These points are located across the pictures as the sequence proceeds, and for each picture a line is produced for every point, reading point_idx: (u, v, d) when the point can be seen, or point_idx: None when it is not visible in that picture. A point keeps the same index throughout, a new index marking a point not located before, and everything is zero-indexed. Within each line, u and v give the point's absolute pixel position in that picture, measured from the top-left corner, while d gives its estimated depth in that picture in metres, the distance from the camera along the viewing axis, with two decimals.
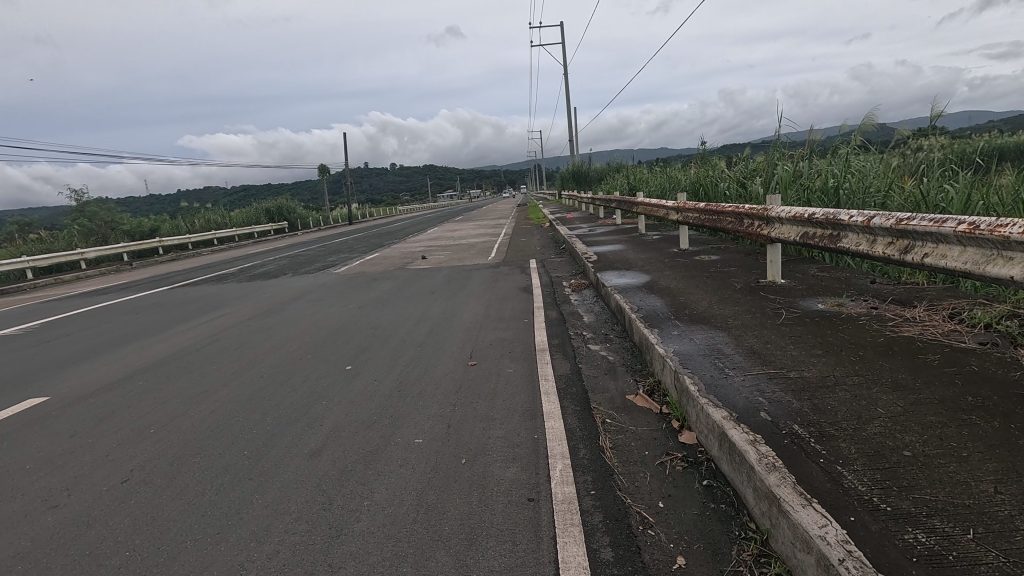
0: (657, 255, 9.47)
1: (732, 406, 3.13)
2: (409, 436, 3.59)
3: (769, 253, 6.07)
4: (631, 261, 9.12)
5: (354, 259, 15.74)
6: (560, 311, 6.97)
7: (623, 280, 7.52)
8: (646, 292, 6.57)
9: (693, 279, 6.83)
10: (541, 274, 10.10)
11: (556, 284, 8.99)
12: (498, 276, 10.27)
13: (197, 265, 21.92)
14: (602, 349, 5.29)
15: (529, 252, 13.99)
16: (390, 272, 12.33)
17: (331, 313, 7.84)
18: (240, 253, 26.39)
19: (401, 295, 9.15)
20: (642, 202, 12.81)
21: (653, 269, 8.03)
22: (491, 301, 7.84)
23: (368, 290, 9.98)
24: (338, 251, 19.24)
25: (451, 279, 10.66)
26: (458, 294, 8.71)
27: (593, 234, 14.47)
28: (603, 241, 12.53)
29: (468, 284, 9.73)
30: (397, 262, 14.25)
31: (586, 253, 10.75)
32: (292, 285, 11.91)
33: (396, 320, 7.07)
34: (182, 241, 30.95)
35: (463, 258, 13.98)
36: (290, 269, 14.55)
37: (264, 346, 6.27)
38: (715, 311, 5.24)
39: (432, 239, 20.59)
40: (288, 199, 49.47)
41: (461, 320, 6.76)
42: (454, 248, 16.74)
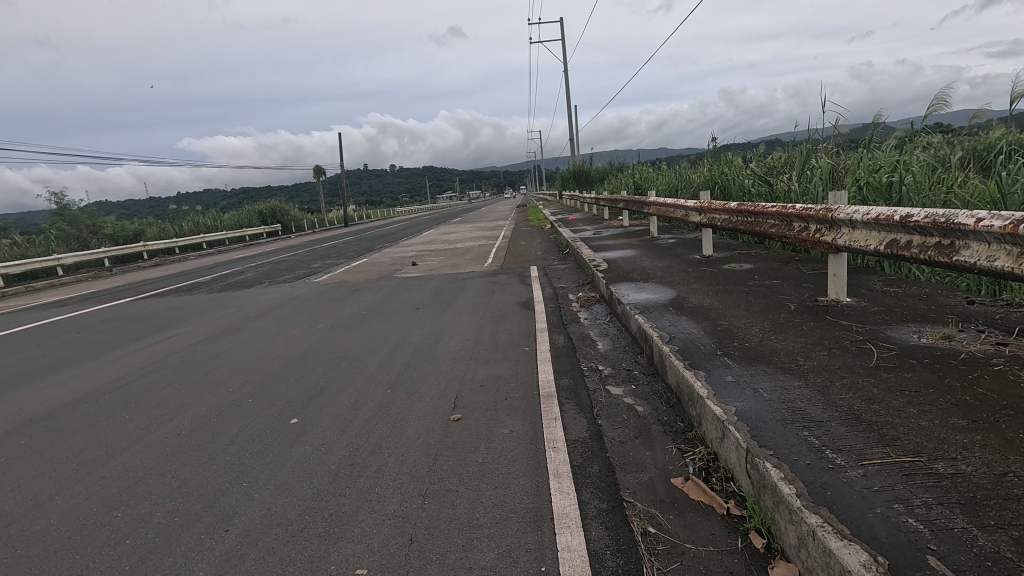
0: (677, 262, 8.25)
1: (871, 539, 1.89)
2: (349, 559, 2.36)
3: (831, 264, 4.85)
4: (648, 269, 7.89)
5: (339, 265, 14.54)
6: (567, 335, 5.74)
7: (642, 295, 6.29)
8: (674, 311, 5.34)
9: (731, 296, 5.59)
10: (543, 284, 8.84)
11: (561, 297, 7.76)
12: (494, 287, 9.05)
13: (177, 271, 20.72)
14: (626, 395, 4.04)
15: (529, 257, 12.77)
16: (375, 282, 11.10)
17: (295, 336, 6.63)
18: (226, 258, 25.26)
19: (382, 310, 7.91)
20: (655, 201, 11.53)
21: (677, 280, 6.80)
22: (484, 319, 6.62)
23: (346, 304, 8.76)
24: (325, 255, 18.05)
25: (441, 290, 9.43)
26: (446, 309, 7.48)
27: (599, 238, 13.25)
28: (612, 246, 11.28)
29: (460, 296, 8.49)
30: (385, 269, 13.01)
31: (593, 260, 9.52)
32: (265, 296, 10.69)
33: (369, 345, 5.84)
34: (167, 245, 29.74)
35: (457, 264, 12.76)
36: (269, 278, 13.31)
37: (202, 383, 5.07)
38: (774, 344, 3.98)
39: (426, 242, 19.39)
40: (282, 201, 48.22)
41: (447, 346, 5.55)
42: (448, 252, 15.48)
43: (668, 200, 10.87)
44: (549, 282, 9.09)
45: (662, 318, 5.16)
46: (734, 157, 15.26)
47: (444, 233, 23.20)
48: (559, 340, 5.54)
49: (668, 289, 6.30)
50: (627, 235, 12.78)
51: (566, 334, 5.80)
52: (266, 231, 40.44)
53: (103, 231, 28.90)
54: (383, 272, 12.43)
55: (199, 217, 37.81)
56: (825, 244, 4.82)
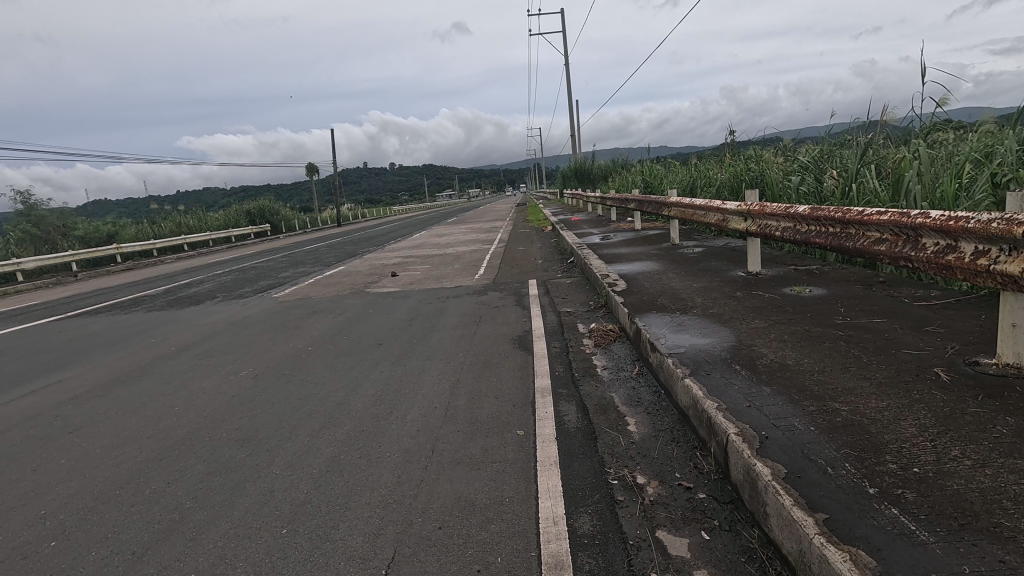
0: (716, 281, 6.43)
1: None
2: None
3: (1006, 311, 3.02)
4: (680, 291, 6.08)
5: (310, 275, 12.75)
6: (580, 403, 3.90)
7: (684, 336, 4.48)
8: (744, 373, 3.51)
9: (824, 348, 3.75)
10: (543, 308, 6.99)
11: (567, 328, 5.94)
12: (484, 311, 7.21)
13: (142, 277, 19.01)
14: (696, 566, 2.20)
15: (528, 267, 10.97)
16: (342, 299, 9.26)
17: (202, 391, 4.82)
18: (202, 262, 23.55)
19: (335, 345, 6.08)
20: (675, 202, 9.71)
21: (728, 313, 4.96)
22: (463, 368, 4.79)
23: (296, 333, 6.93)
24: (301, 262, 16.27)
25: (417, 313, 7.63)
26: (417, 347, 5.65)
27: (609, 244, 11.47)
28: (628, 256, 9.41)
29: (438, 325, 6.64)
30: (359, 281, 11.17)
31: (605, 275, 7.72)
32: (209, 317, 8.90)
33: (294, 418, 4.02)
34: (143, 248, 27.95)
35: (443, 274, 10.96)
36: (225, 291, 11.47)
37: (13, 491, 3.26)
38: (978, 476, 2.13)
39: (414, 246, 17.64)
40: (271, 201, 46.29)
41: (403, 424, 3.72)
42: (436, 260, 13.61)
43: (693, 199, 8.97)
44: (552, 304, 7.23)
45: (728, 388, 3.32)
46: (764, 151, 13.34)
47: (437, 236, 21.33)
48: (570, 415, 3.70)
49: (721, 331, 4.47)
50: (642, 241, 10.92)
51: (579, 401, 3.96)
52: (253, 231, 38.57)
53: (73, 233, 27.12)
54: (356, 286, 10.59)
55: (181, 217, 35.95)
56: (1005, 279, 2.96)
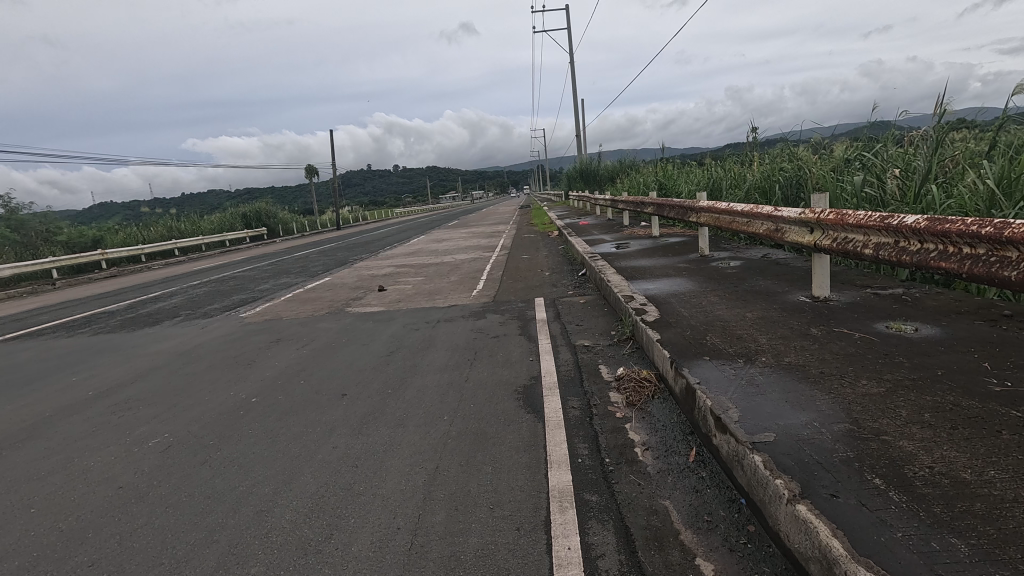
0: (775, 309, 5.06)
1: None
2: None
3: None
4: (732, 324, 4.71)
5: (290, 288, 11.44)
6: (621, 526, 2.54)
7: (762, 405, 3.10)
8: (898, 500, 2.13)
9: (1010, 446, 2.36)
10: (554, 341, 5.60)
11: (588, 374, 4.57)
12: (479, 342, 5.84)
13: (119, 286, 17.80)
14: None
15: (534, 281, 9.62)
16: (316, 319, 7.91)
17: (84, 476, 3.47)
18: (188, 269, 22.37)
19: (286, 393, 4.72)
20: (704, 205, 8.32)
21: (814, 366, 3.58)
22: (446, 446, 3.42)
23: (247, 370, 5.58)
24: (286, 271, 14.97)
25: (400, 341, 6.28)
26: (390, 402, 4.28)
27: (625, 253, 10.13)
28: (652, 270, 8.00)
29: (421, 363, 5.27)
30: (342, 298, 9.80)
31: (629, 296, 6.35)
32: (159, 342, 7.57)
33: (183, 542, 2.66)
34: (130, 254, 26.72)
35: (437, 289, 9.62)
36: (190, 308, 10.15)
37: None
38: None
39: (410, 253, 16.34)
40: (268, 203, 45.10)
41: (341, 570, 2.35)
42: (430, 270, 12.23)
43: (726, 202, 7.58)
44: (565, 335, 5.85)
45: (886, 535, 1.93)
46: (797, 152, 11.94)
47: (435, 241, 19.99)
48: (607, 557, 2.33)
49: (818, 400, 3.07)
50: (664, 252, 9.52)
51: (619, 520, 2.59)
52: (248, 235, 37.34)
53: (56, 238, 26.00)
54: (337, 304, 9.23)
55: (173, 221, 34.75)
56: None
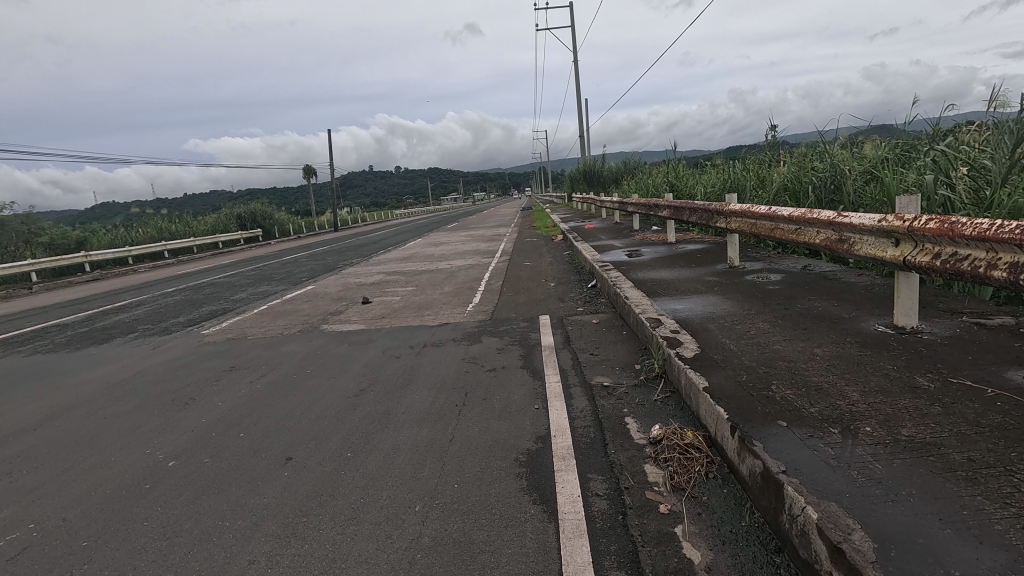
0: (851, 343, 3.93)
1: None
2: None
3: None
4: (800, 368, 3.59)
5: (267, 298, 10.32)
6: None
7: (907, 529, 1.97)
8: None
9: None
10: (564, 380, 4.47)
11: (614, 435, 3.44)
12: (472, 378, 4.71)
13: (94, 291, 16.74)
14: None
15: (537, 293, 8.50)
16: (285, 339, 6.79)
17: None
18: (172, 273, 21.32)
19: (215, 454, 3.60)
20: (734, 209, 7.19)
21: (952, 447, 2.46)
22: (414, 571, 2.29)
23: (180, 413, 4.45)
24: (269, 277, 13.88)
25: (376, 372, 5.14)
26: (347, 476, 3.15)
27: (639, 263, 9.01)
28: (676, 284, 6.86)
29: (397, 408, 4.14)
30: (320, 311, 8.67)
31: (656, 319, 5.22)
32: (97, 366, 6.44)
33: None
34: (114, 256, 25.61)
35: (428, 302, 8.51)
36: (152, 322, 9.03)
37: None
38: None
39: (403, 258, 15.24)
40: (263, 203, 44.02)
41: None
42: (423, 279, 11.12)
43: (763, 205, 6.47)
44: (578, 370, 4.72)
45: None
46: (829, 151, 10.83)
47: (432, 245, 18.90)
48: None
49: (997, 524, 1.94)
50: (686, 262, 8.40)
51: None
52: (242, 237, 36.26)
53: (38, 239, 24.96)
54: (313, 319, 8.11)
55: (163, 222, 33.66)
56: None
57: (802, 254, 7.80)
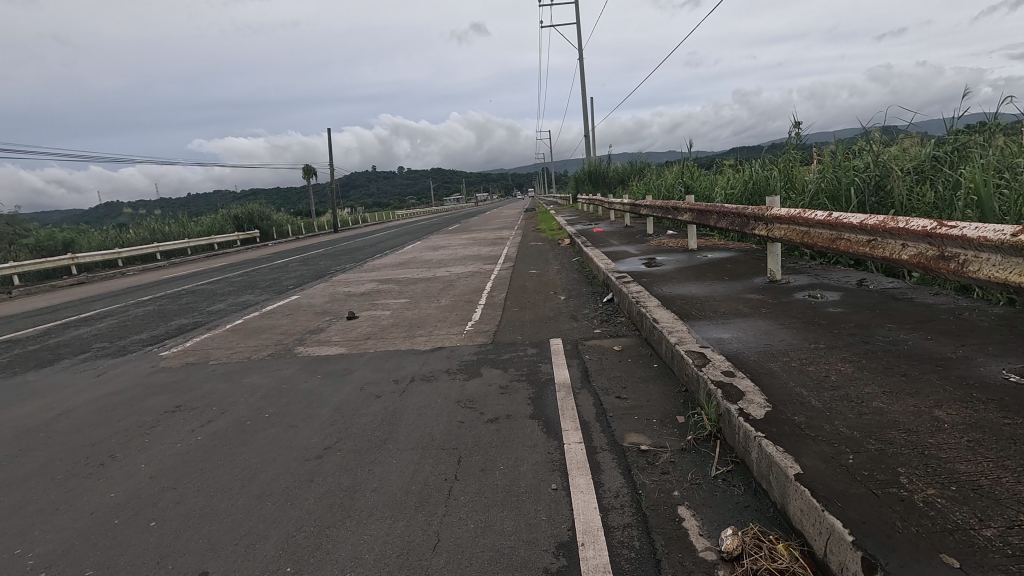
0: (982, 402, 2.89)
1: None
2: None
3: None
4: (928, 445, 2.55)
5: (245, 311, 9.32)
6: None
7: None
8: None
9: None
10: (588, 440, 3.43)
11: (668, 544, 2.41)
12: (469, 433, 3.68)
13: (73, 296, 15.82)
14: None
15: (547, 309, 7.47)
16: (251, 367, 5.77)
17: None
18: (160, 277, 20.40)
19: (106, 562, 2.57)
20: (778, 216, 6.15)
21: None
22: None
23: (87, 481, 3.43)
24: (255, 284, 12.90)
25: (348, 418, 4.12)
26: None
27: (661, 274, 7.98)
28: (711, 303, 5.80)
29: (366, 483, 3.11)
30: (299, 329, 7.63)
31: (698, 353, 4.18)
32: (26, 398, 5.43)
33: None
34: (102, 258, 24.65)
35: (422, 319, 7.50)
36: (112, 338, 8.03)
37: None
38: None
39: (400, 264, 14.26)
40: (261, 204, 43.17)
41: None
42: (418, 289, 10.11)
43: (820, 211, 5.43)
44: (604, 424, 3.68)
45: None
46: (867, 149, 9.75)
47: (432, 249, 17.94)
48: None
49: None
50: (715, 274, 7.34)
51: None
52: (238, 238, 35.26)
53: (24, 241, 24.08)
54: (289, 338, 7.08)
55: (156, 223, 32.69)
56: None
57: (853, 266, 6.74)
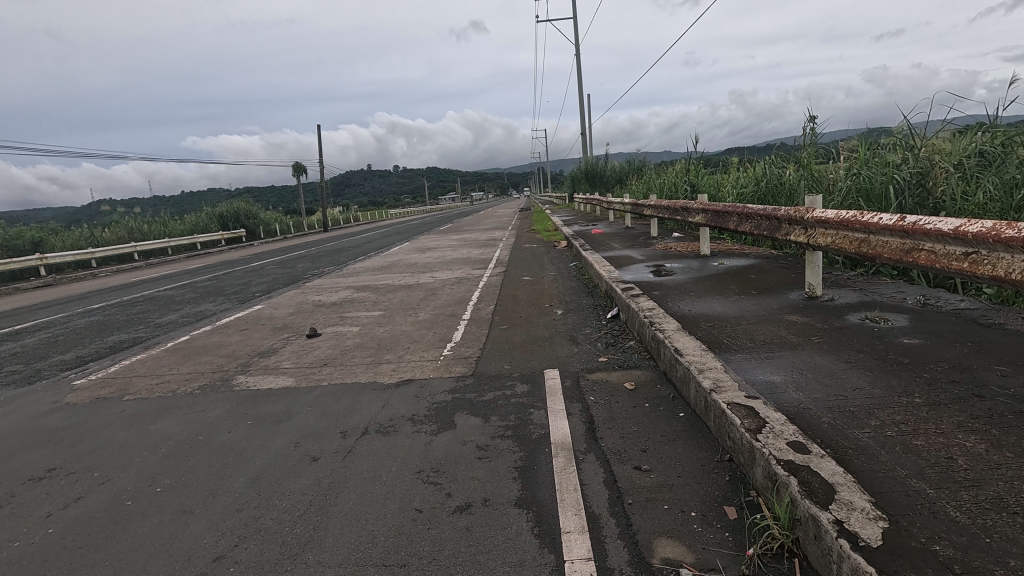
0: None
1: None
2: None
3: None
4: None
5: (197, 325, 8.14)
6: None
7: None
8: None
9: None
10: (600, 559, 2.30)
11: None
12: (427, 535, 2.55)
13: (30, 300, 14.61)
14: None
15: (541, 328, 6.35)
16: (170, 407, 4.62)
17: None
18: (132, 279, 19.20)
19: None
20: (820, 220, 5.04)
21: None
22: None
23: None
24: (221, 290, 11.72)
25: (265, 499, 2.97)
26: None
27: (674, 285, 6.87)
28: (744, 327, 4.67)
29: None
30: (248, 349, 6.47)
31: (746, 407, 3.06)
32: None
33: None
34: (73, 259, 23.40)
35: (394, 339, 6.36)
36: (31, 359, 6.83)
37: None
38: None
39: (382, 268, 13.11)
40: (249, 202, 41.94)
41: None
42: (397, 299, 8.97)
43: (885, 214, 4.28)
44: (622, 522, 2.56)
45: None
46: (900, 143, 8.65)
47: (419, 251, 16.79)
48: None
49: None
50: (739, 288, 6.23)
51: None
52: (223, 238, 33.93)
53: None
54: (232, 363, 5.91)
55: (134, 222, 31.37)
56: None
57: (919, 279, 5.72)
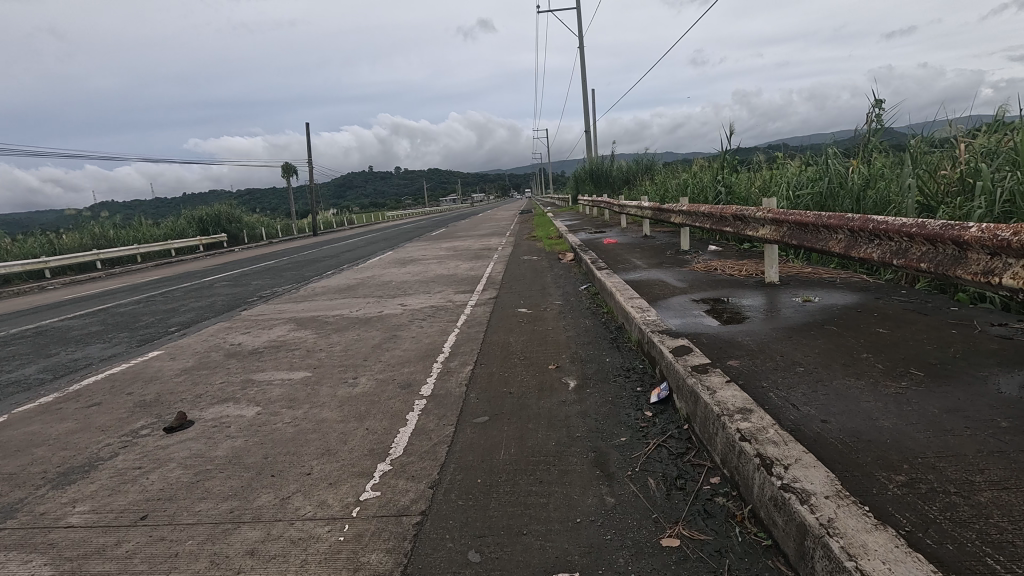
0: None
1: None
2: None
3: None
4: None
5: (40, 391, 5.55)
6: None
7: None
8: None
9: None
10: None
11: None
12: None
13: None
14: None
15: (543, 425, 3.77)
16: None
17: None
18: (72, 294, 16.68)
19: None
20: None
21: None
22: None
23: None
24: (134, 321, 9.14)
25: None
26: None
27: (757, 345, 4.30)
28: (996, 502, 2.09)
29: None
30: (55, 458, 3.88)
31: None
32: None
33: None
34: (19, 270, 20.78)
35: (296, 444, 3.79)
36: None
37: None
38: None
39: (345, 289, 10.56)
40: (233, 204, 39.49)
41: None
42: (341, 345, 6.39)
43: None
44: None
45: None
46: None
47: (399, 264, 14.22)
48: None
49: None
50: (882, 360, 3.66)
51: None
52: (199, 244, 31.32)
53: None
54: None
55: (100, 227, 28.71)
56: None
57: None
